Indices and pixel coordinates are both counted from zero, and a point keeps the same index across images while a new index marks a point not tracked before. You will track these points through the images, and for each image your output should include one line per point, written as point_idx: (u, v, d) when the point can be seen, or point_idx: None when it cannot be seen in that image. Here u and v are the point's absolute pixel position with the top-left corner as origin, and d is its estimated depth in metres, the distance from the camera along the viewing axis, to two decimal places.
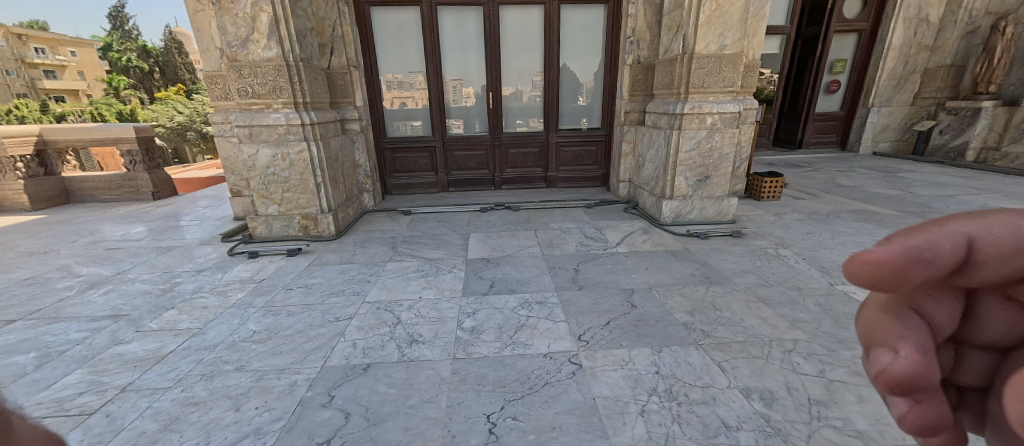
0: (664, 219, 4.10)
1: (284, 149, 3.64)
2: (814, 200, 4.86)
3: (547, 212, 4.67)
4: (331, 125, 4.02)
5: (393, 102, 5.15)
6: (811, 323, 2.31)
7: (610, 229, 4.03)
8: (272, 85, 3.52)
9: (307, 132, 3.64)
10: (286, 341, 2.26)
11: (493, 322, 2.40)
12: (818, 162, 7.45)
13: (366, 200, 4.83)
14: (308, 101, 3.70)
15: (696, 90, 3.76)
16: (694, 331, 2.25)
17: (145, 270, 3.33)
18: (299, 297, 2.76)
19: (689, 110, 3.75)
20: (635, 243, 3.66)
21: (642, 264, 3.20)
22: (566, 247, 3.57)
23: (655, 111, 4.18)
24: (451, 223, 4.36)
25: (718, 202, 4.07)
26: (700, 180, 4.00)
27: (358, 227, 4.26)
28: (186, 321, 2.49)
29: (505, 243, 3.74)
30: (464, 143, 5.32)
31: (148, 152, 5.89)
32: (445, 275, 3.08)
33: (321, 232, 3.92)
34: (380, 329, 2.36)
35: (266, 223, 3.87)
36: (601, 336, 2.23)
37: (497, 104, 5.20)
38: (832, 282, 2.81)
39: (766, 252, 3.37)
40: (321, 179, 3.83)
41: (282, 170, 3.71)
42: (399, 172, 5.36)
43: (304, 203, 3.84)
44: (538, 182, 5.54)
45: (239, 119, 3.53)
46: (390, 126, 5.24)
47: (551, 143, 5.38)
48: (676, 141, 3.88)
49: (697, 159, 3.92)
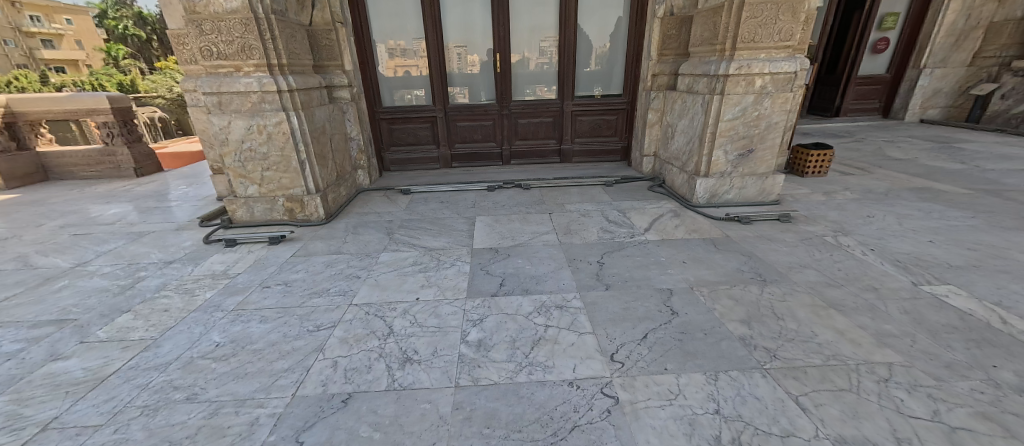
0: (697, 200, 3.59)
1: (260, 120, 3.14)
2: (865, 176, 4.28)
3: (562, 191, 4.16)
4: (314, 92, 3.49)
5: (389, 67, 4.55)
6: (903, 340, 1.84)
7: (636, 212, 3.53)
8: (239, 43, 2.97)
9: (284, 101, 3.15)
10: (253, 358, 1.85)
11: (504, 334, 1.97)
12: (860, 132, 6.73)
13: (361, 177, 4.36)
14: (286, 62, 3.17)
15: (746, 45, 3.14)
16: (756, 349, 1.81)
17: (109, 261, 2.93)
18: (275, 299, 2.34)
19: (736, 71, 3.15)
20: (667, 229, 3.16)
21: (677, 256, 2.73)
22: (587, 235, 3.10)
23: (691, 72, 3.59)
24: (455, 204, 3.89)
25: (761, 180, 3.54)
26: (742, 155, 3.45)
27: (352, 209, 3.82)
28: (141, 330, 2.10)
29: (516, 229, 3.27)
30: (468, 112, 4.75)
31: (125, 124, 5.42)
32: (447, 269, 2.64)
33: (309, 216, 3.48)
34: (367, 342, 1.95)
35: (247, 206, 3.43)
36: (639, 355, 1.79)
37: (506, 68, 4.58)
38: (915, 281, 2.32)
39: (824, 240, 2.87)
40: (304, 155, 3.34)
41: (260, 145, 3.23)
42: (397, 146, 4.83)
43: (288, 184, 3.38)
44: (552, 156, 4.99)
45: (204, 85, 3.03)
46: (388, 95, 4.67)
47: (566, 112, 4.78)
48: (716, 109, 3.30)
49: (740, 129, 3.35)
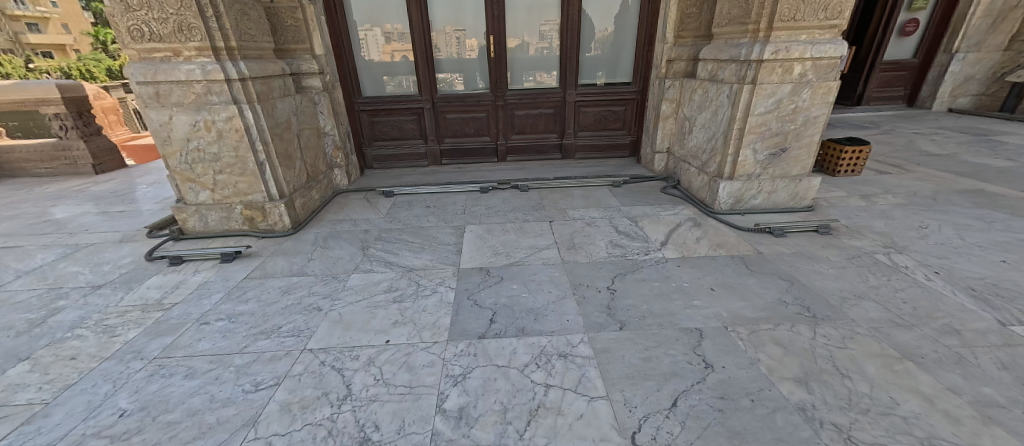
0: (719, 206, 3.13)
1: (207, 115, 2.66)
2: (905, 175, 3.82)
3: (564, 193, 3.69)
4: (275, 80, 2.98)
5: (367, 51, 4.01)
6: (1014, 412, 1.41)
7: (649, 221, 3.07)
8: (176, 21, 2.47)
9: (235, 92, 2.65)
10: (162, 438, 1.42)
11: (493, 400, 1.53)
12: (885, 123, 6.23)
13: (338, 177, 3.87)
14: (237, 44, 2.67)
15: (785, 24, 2.64)
16: (824, 427, 1.37)
17: (28, 285, 2.46)
18: (212, 341, 1.90)
19: (772, 55, 2.65)
20: (687, 244, 2.71)
21: (704, 280, 2.27)
22: (594, 251, 2.64)
23: (714, 57, 3.09)
24: (443, 210, 3.42)
25: (794, 183, 3.07)
26: (773, 154, 2.97)
27: (325, 215, 3.36)
28: (31, 390, 1.65)
29: (511, 242, 2.81)
30: (459, 103, 4.23)
31: (81, 116, 4.90)
32: (426, 299, 2.19)
33: (273, 226, 3.02)
34: (316, 412, 1.51)
35: (199, 214, 2.96)
36: (670, 437, 1.36)
37: (500, 52, 4.05)
38: (1002, 319, 1.87)
39: (877, 260, 2.41)
40: (263, 156, 2.85)
41: (209, 144, 2.74)
42: (380, 140, 4.33)
43: (246, 189, 2.91)
44: (553, 152, 4.50)
45: (137, 72, 2.54)
46: (367, 83, 4.14)
47: (569, 102, 4.27)
48: (746, 101, 2.81)
49: (773, 125, 2.86)
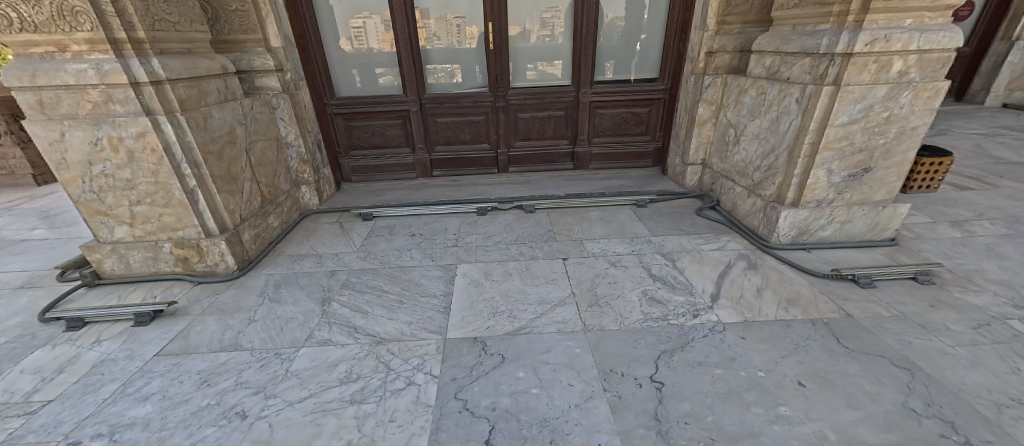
0: (777, 240, 2.49)
1: (111, 130, 2.00)
2: (994, 193, 3.14)
3: (578, 216, 3.05)
4: (210, 81, 2.32)
5: (362, 40, 3.31)
6: None
7: (690, 260, 2.43)
8: (54, 4, 1.80)
9: (148, 99, 2.00)
10: None
11: None
12: (937, 121, 5.49)
13: (306, 196, 3.22)
14: (152, 35, 2.01)
15: (886, 4, 1.96)
16: None
17: None
18: None
19: (866, 47, 1.98)
20: (746, 298, 2.06)
21: (786, 365, 1.62)
22: (624, 310, 2.01)
23: (775, 49, 2.41)
24: (431, 240, 2.78)
25: (874, 211, 2.42)
26: (852, 176, 2.31)
27: (286, 248, 2.72)
28: None
29: (514, 293, 2.17)
30: (451, 104, 3.55)
31: (15, 120, 4.23)
32: (396, 397, 1.56)
33: (213, 267, 2.38)
34: None
35: (117, 255, 2.32)
36: None
37: (502, 43, 3.35)
38: None
39: (1017, 331, 1.76)
40: (193, 181, 2.19)
41: (119, 168, 2.09)
42: (360, 149, 3.67)
43: (174, 223, 2.26)
44: (563, 161, 3.83)
45: (9, 74, 1.87)
46: (342, 82, 3.45)
47: (583, 103, 3.58)
48: (824, 107, 2.14)
49: (856, 138, 2.20)
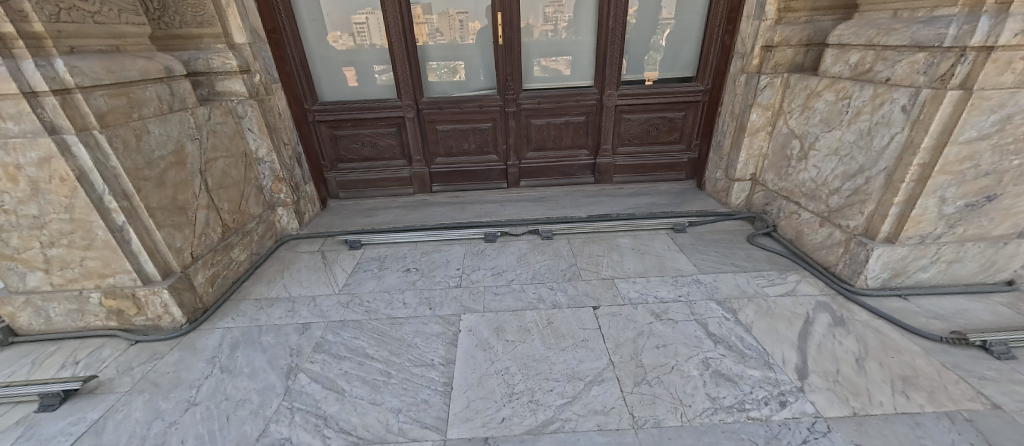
0: (864, 284, 1.97)
1: (4, 156, 1.52)
2: None
3: (606, 245, 2.54)
4: (146, 87, 1.82)
5: (365, 36, 2.82)
6: None
7: (755, 310, 1.92)
8: None
9: (52, 115, 1.51)
10: None
11: None
12: None
13: (283, 220, 2.73)
14: (59, 28, 1.54)
15: None
16: None
17: None
18: None
19: (1014, 38, 1.46)
20: (845, 374, 1.55)
21: None
22: (683, 392, 1.50)
23: (866, 43, 1.88)
24: (428, 278, 2.29)
25: (992, 249, 1.89)
26: (970, 205, 1.79)
27: (253, 288, 2.24)
28: None
29: (535, 361, 1.67)
30: (453, 109, 3.04)
31: None
32: None
33: (156, 320, 1.91)
34: None
35: (33, 307, 1.84)
36: None
37: (512, 38, 2.83)
38: None
39: None
40: (122, 216, 1.71)
41: (22, 203, 1.61)
42: (348, 162, 3.18)
43: (101, 269, 1.78)
44: (582, 173, 3.33)
45: None
46: (325, 85, 2.95)
47: (607, 107, 3.06)
48: (945, 118, 1.62)
49: (983, 159, 1.68)
